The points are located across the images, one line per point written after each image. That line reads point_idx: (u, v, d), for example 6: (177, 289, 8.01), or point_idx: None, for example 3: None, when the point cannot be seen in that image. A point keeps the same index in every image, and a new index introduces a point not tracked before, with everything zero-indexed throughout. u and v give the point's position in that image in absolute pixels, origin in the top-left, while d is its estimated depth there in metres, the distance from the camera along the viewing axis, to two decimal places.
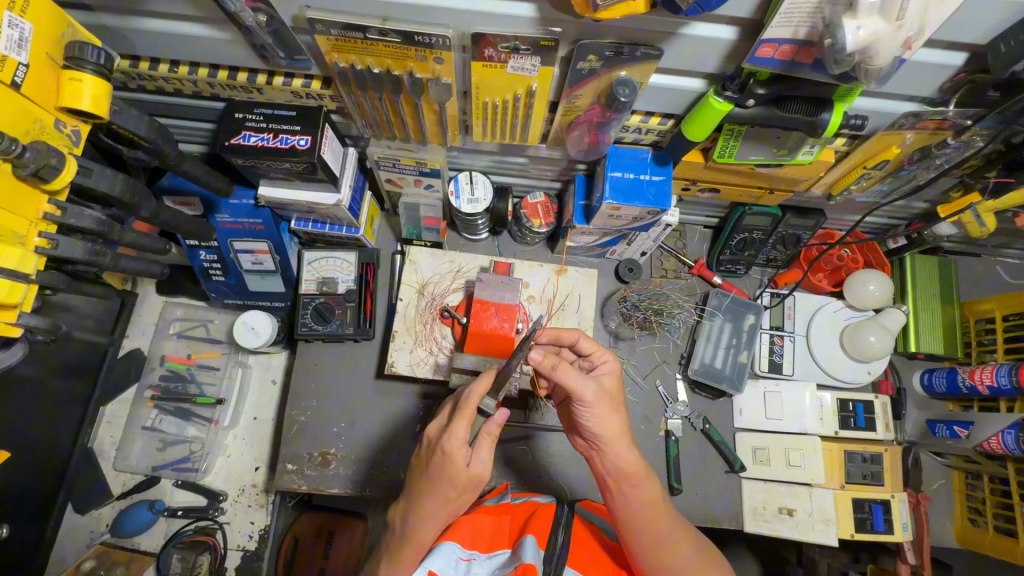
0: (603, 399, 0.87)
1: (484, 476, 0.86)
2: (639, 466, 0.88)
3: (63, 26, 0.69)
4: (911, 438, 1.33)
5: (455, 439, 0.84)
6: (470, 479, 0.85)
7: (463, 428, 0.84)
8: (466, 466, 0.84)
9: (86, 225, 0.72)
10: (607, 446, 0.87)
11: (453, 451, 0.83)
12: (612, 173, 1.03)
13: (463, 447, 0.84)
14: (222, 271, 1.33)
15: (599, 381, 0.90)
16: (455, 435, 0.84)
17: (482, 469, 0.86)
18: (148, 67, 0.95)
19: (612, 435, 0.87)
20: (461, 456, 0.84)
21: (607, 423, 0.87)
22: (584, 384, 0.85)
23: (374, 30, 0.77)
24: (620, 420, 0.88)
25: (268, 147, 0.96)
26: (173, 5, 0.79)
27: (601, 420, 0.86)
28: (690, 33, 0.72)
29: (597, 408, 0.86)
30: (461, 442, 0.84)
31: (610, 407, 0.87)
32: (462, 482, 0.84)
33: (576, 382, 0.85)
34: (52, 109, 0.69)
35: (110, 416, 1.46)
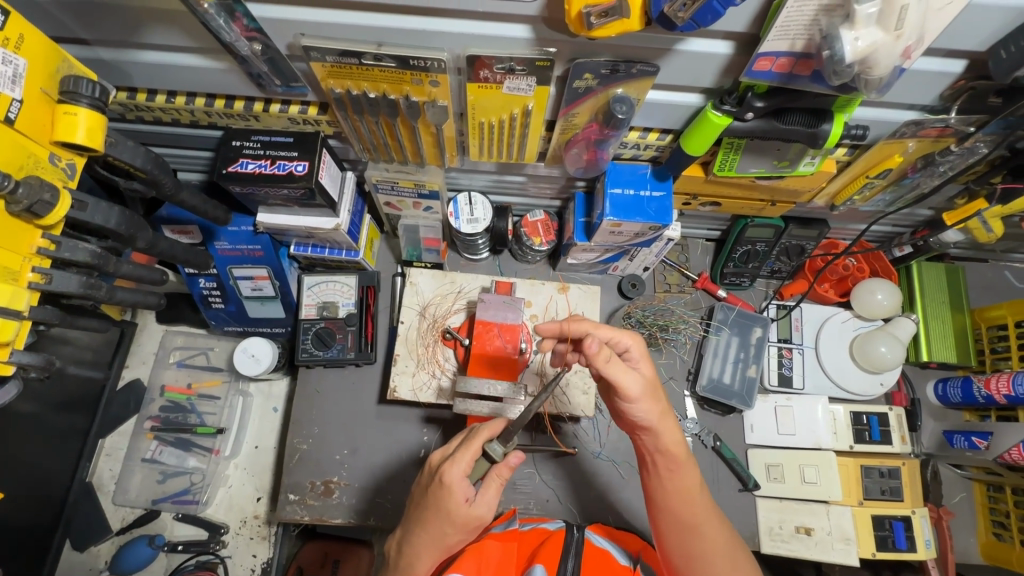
0: (644, 388, 0.82)
1: (484, 518, 0.84)
2: (683, 452, 0.85)
3: (57, 61, 0.69)
4: (928, 450, 1.31)
5: (456, 472, 0.82)
6: (468, 518, 0.83)
7: (466, 460, 0.83)
8: (465, 503, 0.82)
9: (81, 258, 0.71)
10: (650, 430, 0.84)
11: (453, 485, 0.82)
12: (612, 189, 1.02)
13: (463, 481, 0.82)
14: (222, 299, 1.32)
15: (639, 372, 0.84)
16: (457, 466, 0.82)
17: (482, 511, 0.84)
18: (145, 98, 0.95)
19: (659, 422, 0.84)
20: (461, 489, 0.82)
21: (647, 410, 0.83)
22: (630, 379, 0.80)
23: (369, 56, 0.77)
24: (660, 405, 0.84)
25: (265, 174, 0.96)
26: (169, 37, 0.79)
27: (641, 408, 0.82)
28: (686, 49, 0.72)
29: (644, 401, 0.82)
30: (461, 476, 0.82)
31: (649, 395, 0.83)
32: (460, 520, 0.82)
33: (616, 374, 0.79)
34: (47, 143, 0.68)
35: (109, 448, 1.43)
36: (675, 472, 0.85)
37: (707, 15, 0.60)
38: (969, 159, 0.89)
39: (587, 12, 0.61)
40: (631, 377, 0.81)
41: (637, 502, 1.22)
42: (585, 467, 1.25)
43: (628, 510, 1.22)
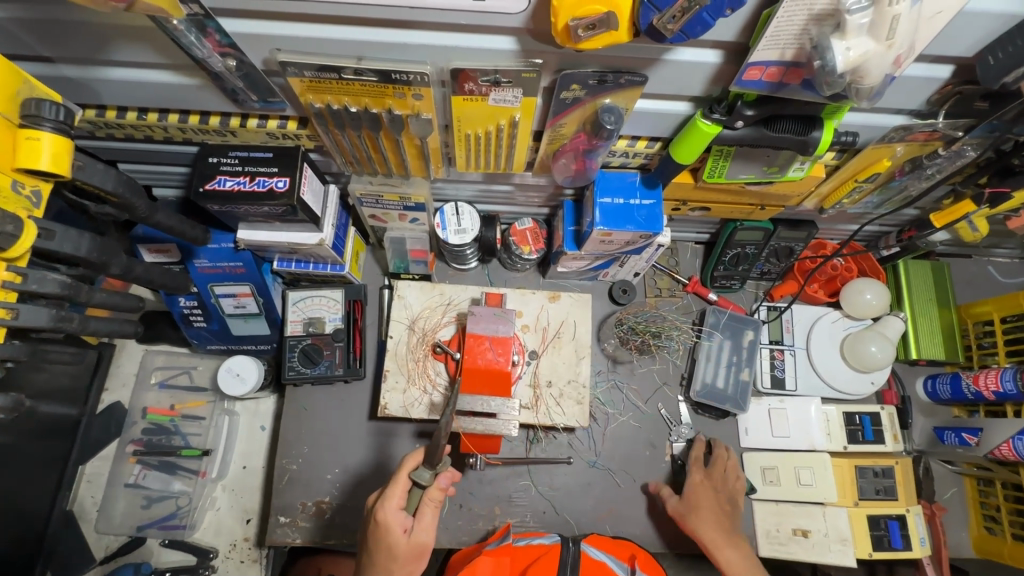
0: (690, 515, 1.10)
1: (426, 542, 0.85)
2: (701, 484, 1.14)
3: (18, 83, 0.65)
4: (920, 446, 1.32)
5: (388, 507, 0.83)
6: (409, 547, 0.83)
7: (396, 492, 0.85)
8: (404, 534, 0.83)
9: (50, 290, 0.67)
10: (692, 514, 1.10)
11: (388, 520, 0.83)
12: (602, 199, 1.00)
13: (398, 513, 0.83)
14: (203, 317, 1.29)
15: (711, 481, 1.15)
16: (389, 502, 0.84)
17: (425, 537, 0.85)
18: (115, 116, 0.91)
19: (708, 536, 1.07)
20: (398, 523, 0.83)
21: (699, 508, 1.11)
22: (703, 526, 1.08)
23: (349, 70, 0.74)
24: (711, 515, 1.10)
25: (244, 191, 0.93)
26: (139, 53, 0.75)
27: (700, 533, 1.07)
28: (675, 58, 0.70)
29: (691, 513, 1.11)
30: (396, 509, 0.84)
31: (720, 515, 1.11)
32: (401, 551, 0.83)
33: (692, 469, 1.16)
34: (9, 171, 0.64)
35: (90, 474, 1.39)
36: (717, 551, 1.05)
37: (696, 26, 0.59)
38: (957, 162, 0.88)
39: (575, 25, 0.59)
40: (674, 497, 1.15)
41: (633, 508, 1.21)
42: (581, 476, 1.23)
43: (624, 521, 1.21)
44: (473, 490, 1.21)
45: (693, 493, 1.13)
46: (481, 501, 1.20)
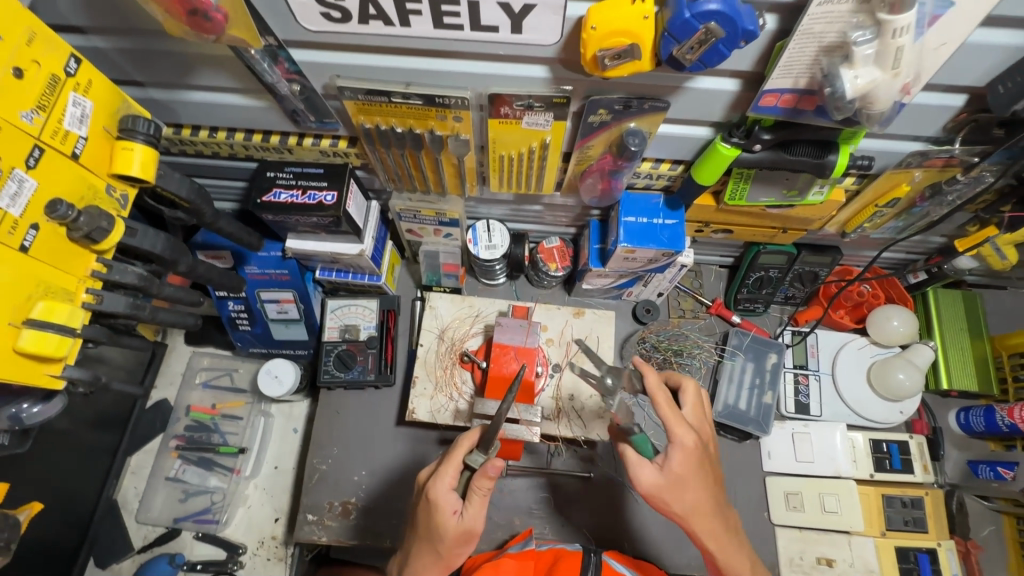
0: (667, 486, 0.85)
1: (474, 529, 0.89)
2: (687, 468, 0.85)
3: (119, 100, 0.75)
4: (952, 480, 1.28)
5: (440, 486, 0.88)
6: (457, 531, 0.88)
7: (449, 474, 0.88)
8: (453, 516, 0.87)
9: (129, 281, 0.76)
10: (670, 493, 0.85)
11: (438, 499, 0.87)
12: (626, 218, 1.05)
13: (449, 493, 0.88)
14: (248, 321, 1.37)
15: (675, 463, 0.86)
16: (440, 481, 0.88)
17: (472, 523, 0.88)
18: (189, 134, 1.02)
19: (696, 511, 0.87)
20: (447, 504, 0.87)
21: (690, 493, 0.86)
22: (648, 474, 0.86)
23: (398, 94, 0.82)
24: (704, 484, 0.87)
25: (297, 203, 1.01)
26: (217, 79, 0.86)
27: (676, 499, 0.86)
28: (695, 86, 0.76)
29: (668, 491, 0.86)
30: (448, 489, 0.88)
31: (685, 484, 0.85)
32: (449, 533, 0.88)
33: (679, 430, 0.86)
34: (105, 175, 0.74)
35: (135, 466, 1.47)
36: (720, 553, 0.88)
37: (713, 56, 0.65)
38: (977, 188, 0.90)
39: (602, 55, 0.66)
40: (655, 469, 0.85)
41: (653, 526, 1.21)
42: (600, 492, 1.24)
43: (644, 539, 1.21)
44: (494, 500, 1.23)
45: (677, 462, 0.85)
46: (501, 511, 1.22)
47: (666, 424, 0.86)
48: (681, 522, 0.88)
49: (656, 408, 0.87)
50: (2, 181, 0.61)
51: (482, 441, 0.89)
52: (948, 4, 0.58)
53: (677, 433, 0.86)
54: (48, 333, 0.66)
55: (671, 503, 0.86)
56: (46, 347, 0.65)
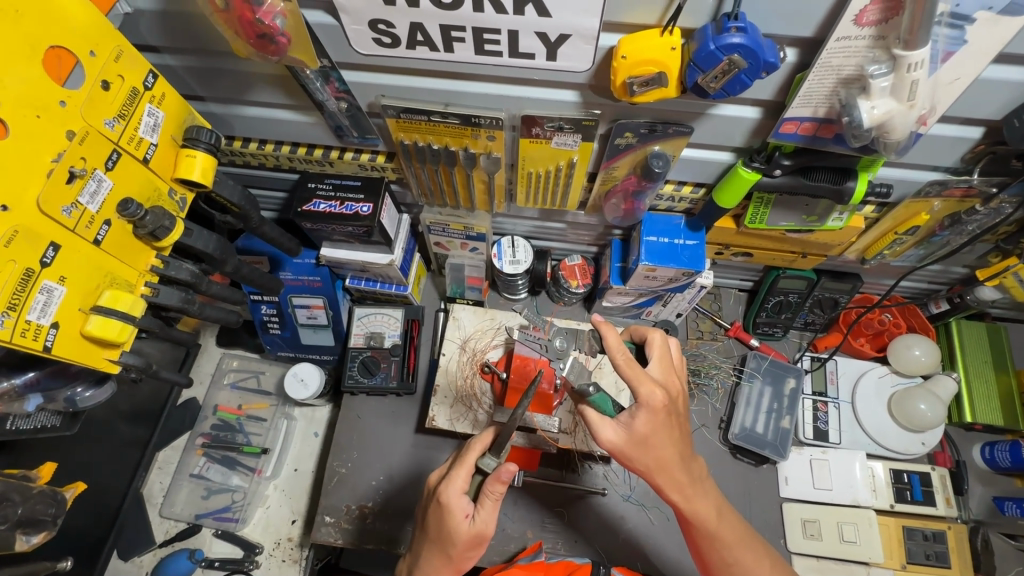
0: (631, 443, 0.84)
1: (485, 532, 0.90)
2: (650, 426, 0.83)
3: (186, 112, 0.83)
4: (978, 517, 1.24)
5: (452, 490, 0.88)
6: (469, 535, 0.89)
7: (461, 477, 0.90)
8: (466, 520, 0.88)
9: (183, 277, 0.83)
10: (636, 449, 0.84)
11: (450, 503, 0.88)
12: (648, 237, 1.09)
13: (461, 497, 0.88)
14: (279, 325, 1.42)
15: (639, 420, 0.83)
16: (453, 485, 0.89)
17: (484, 526, 0.90)
18: (240, 145, 1.10)
19: (659, 466, 0.85)
20: (459, 507, 0.88)
21: (655, 450, 0.84)
22: (609, 432, 0.84)
23: (437, 114, 0.88)
24: (671, 440, 0.85)
25: (334, 213, 1.07)
26: (271, 95, 0.94)
27: (640, 457, 0.85)
28: (718, 113, 0.80)
29: (632, 450, 0.84)
30: (459, 493, 0.89)
31: (651, 440, 0.84)
32: (461, 538, 0.88)
33: (643, 389, 0.82)
34: (169, 180, 0.81)
35: (162, 462, 1.52)
36: (687, 505, 0.89)
37: (736, 85, 0.69)
38: (997, 219, 0.92)
39: (630, 81, 0.71)
40: (618, 426, 0.84)
41: (665, 547, 1.21)
42: (613, 509, 1.24)
43: (656, 557, 1.21)
44: (508, 511, 1.23)
45: (641, 421, 0.83)
46: (515, 523, 1.22)
47: (629, 383, 0.83)
48: (645, 475, 0.88)
49: (617, 369, 0.83)
50: (85, 181, 0.68)
51: (494, 444, 0.91)
52: (961, 42, 0.62)
53: (643, 390, 0.83)
54: (112, 319, 0.71)
55: (634, 458, 0.85)
56: (110, 332, 0.70)
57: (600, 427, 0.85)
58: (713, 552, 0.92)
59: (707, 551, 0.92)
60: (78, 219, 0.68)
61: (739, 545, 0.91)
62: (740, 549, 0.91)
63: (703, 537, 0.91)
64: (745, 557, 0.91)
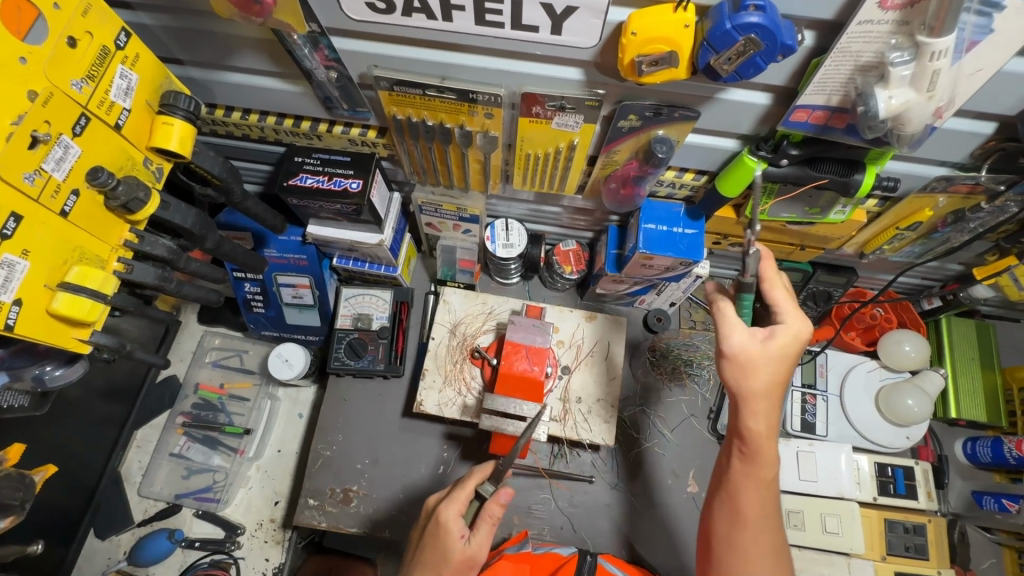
0: (752, 357, 0.78)
1: (478, 557, 0.87)
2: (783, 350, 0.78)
3: (162, 77, 0.77)
4: (956, 510, 1.28)
5: (450, 510, 0.88)
6: (463, 556, 0.86)
7: (460, 500, 0.89)
8: (461, 540, 0.86)
9: (159, 253, 0.79)
10: (749, 369, 0.79)
11: (448, 523, 0.87)
12: (646, 224, 1.06)
13: (458, 519, 0.87)
14: (263, 303, 1.38)
15: (777, 347, 0.78)
16: (451, 506, 0.88)
17: (477, 551, 0.87)
18: (222, 114, 1.04)
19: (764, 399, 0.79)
20: (456, 527, 0.87)
21: (757, 376, 0.79)
22: (738, 338, 0.79)
23: (433, 88, 0.84)
24: (777, 383, 0.79)
25: (322, 189, 1.02)
26: (257, 62, 0.88)
27: (740, 377, 0.79)
28: (727, 97, 0.77)
29: (749, 368, 0.79)
30: (456, 514, 0.88)
31: (756, 368, 0.79)
32: (454, 558, 0.86)
33: (792, 317, 0.80)
34: (144, 148, 0.76)
35: (140, 440, 1.47)
36: (761, 459, 0.81)
37: (749, 68, 0.65)
38: (1000, 218, 0.90)
39: (639, 61, 0.67)
40: (751, 338, 0.79)
41: (651, 536, 1.20)
42: (601, 497, 1.23)
43: (643, 545, 1.20)
44: None
45: (773, 354, 0.78)
46: (500, 509, 1.21)
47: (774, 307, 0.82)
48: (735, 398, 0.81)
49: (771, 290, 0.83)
50: (50, 146, 0.63)
51: (494, 471, 0.91)
52: (987, 31, 0.59)
53: (790, 319, 0.80)
54: (82, 297, 0.67)
55: (748, 375, 0.79)
56: (78, 310, 0.67)
57: (726, 330, 0.80)
58: (739, 503, 0.82)
59: (734, 501, 0.82)
60: (42, 187, 0.63)
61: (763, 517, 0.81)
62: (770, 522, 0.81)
63: (738, 490, 0.82)
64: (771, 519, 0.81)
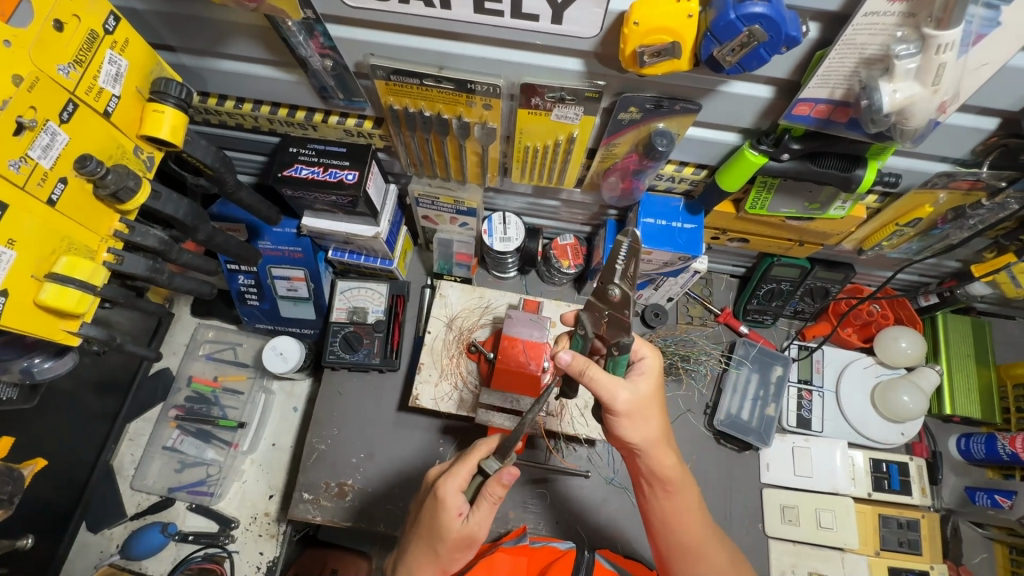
0: (639, 404, 0.80)
1: (476, 536, 0.86)
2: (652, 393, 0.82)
3: (152, 63, 0.75)
4: (950, 505, 1.28)
5: (450, 485, 0.86)
6: (460, 535, 0.85)
7: (461, 474, 0.87)
8: (458, 519, 0.85)
9: (150, 244, 0.77)
10: (637, 414, 0.81)
11: (446, 498, 0.85)
12: (645, 219, 1.05)
13: (457, 495, 0.85)
14: (257, 296, 1.36)
15: (642, 385, 0.82)
16: (452, 481, 0.86)
17: (475, 530, 0.86)
18: (215, 103, 1.02)
19: (654, 441, 0.83)
20: (454, 504, 0.85)
21: (647, 421, 0.82)
22: (620, 392, 0.79)
23: (430, 77, 0.82)
24: (658, 417, 0.83)
25: (317, 180, 1.01)
26: (251, 49, 0.86)
27: (636, 424, 0.81)
28: (728, 90, 0.76)
29: (632, 415, 0.81)
30: (456, 490, 0.86)
31: (648, 410, 0.82)
32: (451, 536, 0.85)
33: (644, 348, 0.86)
34: (134, 137, 0.74)
35: (133, 433, 1.46)
36: (671, 491, 0.87)
37: (753, 60, 0.65)
38: (1000, 214, 0.90)
39: (641, 51, 0.66)
40: (632, 388, 0.80)
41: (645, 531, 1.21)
42: (597, 492, 1.24)
43: (637, 540, 1.20)
44: None
45: (646, 393, 0.81)
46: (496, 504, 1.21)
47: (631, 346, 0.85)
48: (633, 445, 0.84)
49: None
50: (35, 133, 0.61)
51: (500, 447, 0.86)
52: (994, 24, 0.58)
53: (643, 351, 0.85)
54: (70, 288, 0.66)
55: (637, 425, 0.82)
56: (67, 302, 0.65)
57: (615, 391, 0.78)
58: (681, 535, 0.88)
59: (672, 534, 0.88)
60: (28, 175, 0.61)
61: (705, 541, 0.88)
62: (709, 545, 0.89)
63: (671, 520, 0.88)
64: (708, 544, 0.88)
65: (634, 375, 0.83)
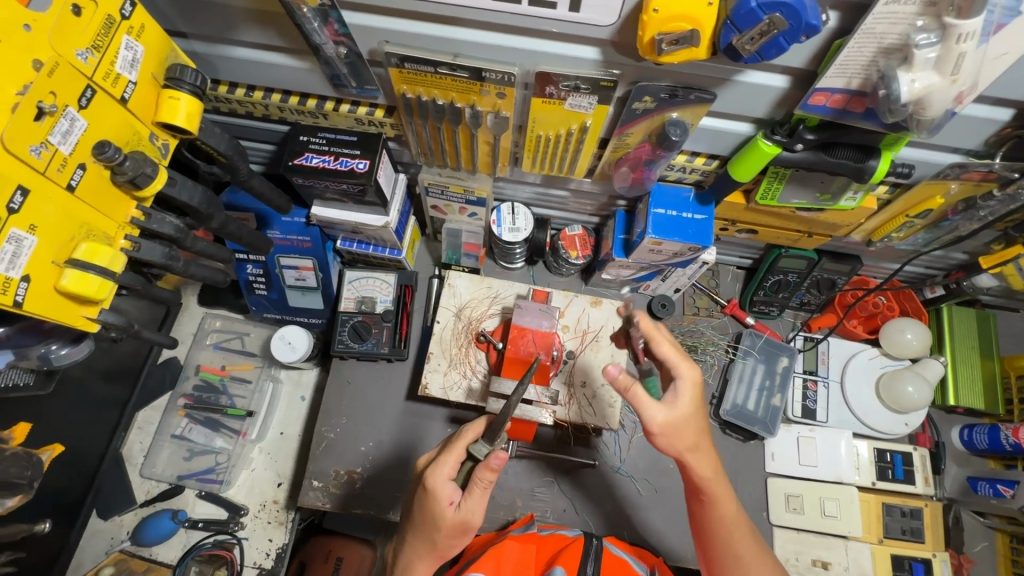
0: (676, 418, 0.83)
1: (471, 521, 0.87)
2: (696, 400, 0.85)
3: (167, 49, 0.75)
4: (951, 495, 1.30)
5: (439, 475, 0.86)
6: (454, 521, 0.86)
7: (449, 463, 0.87)
8: (451, 507, 0.86)
9: (166, 231, 0.77)
10: (678, 426, 0.84)
11: (437, 488, 0.86)
12: (655, 209, 1.05)
13: (447, 483, 0.86)
14: (265, 285, 1.37)
15: (679, 402, 0.84)
16: (440, 471, 0.87)
17: (469, 515, 0.86)
18: (226, 90, 1.02)
19: (693, 447, 0.86)
20: (445, 493, 0.86)
21: (689, 431, 0.85)
22: (653, 410, 0.83)
23: (445, 66, 0.82)
24: (701, 423, 0.86)
25: (328, 169, 1.01)
26: (264, 36, 0.86)
27: (673, 438, 0.85)
28: (744, 79, 0.76)
29: (670, 428, 0.84)
30: (445, 479, 0.86)
31: (686, 422, 0.84)
32: (446, 524, 0.86)
33: (684, 366, 0.85)
34: (149, 123, 0.74)
35: (142, 421, 1.47)
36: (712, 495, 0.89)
37: (771, 49, 0.64)
38: (1010, 206, 0.90)
39: (660, 39, 0.66)
40: (664, 407, 0.83)
41: (651, 519, 1.22)
42: (605, 479, 1.24)
43: (643, 528, 1.22)
44: (498, 480, 1.23)
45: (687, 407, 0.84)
46: (504, 491, 1.22)
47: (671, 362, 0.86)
48: (675, 456, 0.88)
49: (660, 351, 0.87)
50: (55, 119, 0.61)
51: (487, 431, 0.88)
52: (1014, 14, 0.59)
53: (682, 367, 0.85)
54: (90, 275, 0.66)
55: (672, 440, 0.85)
56: (88, 288, 0.65)
57: (647, 411, 0.83)
58: (727, 536, 0.90)
59: (716, 540, 0.92)
60: (49, 161, 0.61)
61: (745, 539, 0.90)
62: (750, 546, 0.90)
63: (714, 525, 0.90)
64: (749, 546, 0.90)
65: (673, 391, 0.85)
